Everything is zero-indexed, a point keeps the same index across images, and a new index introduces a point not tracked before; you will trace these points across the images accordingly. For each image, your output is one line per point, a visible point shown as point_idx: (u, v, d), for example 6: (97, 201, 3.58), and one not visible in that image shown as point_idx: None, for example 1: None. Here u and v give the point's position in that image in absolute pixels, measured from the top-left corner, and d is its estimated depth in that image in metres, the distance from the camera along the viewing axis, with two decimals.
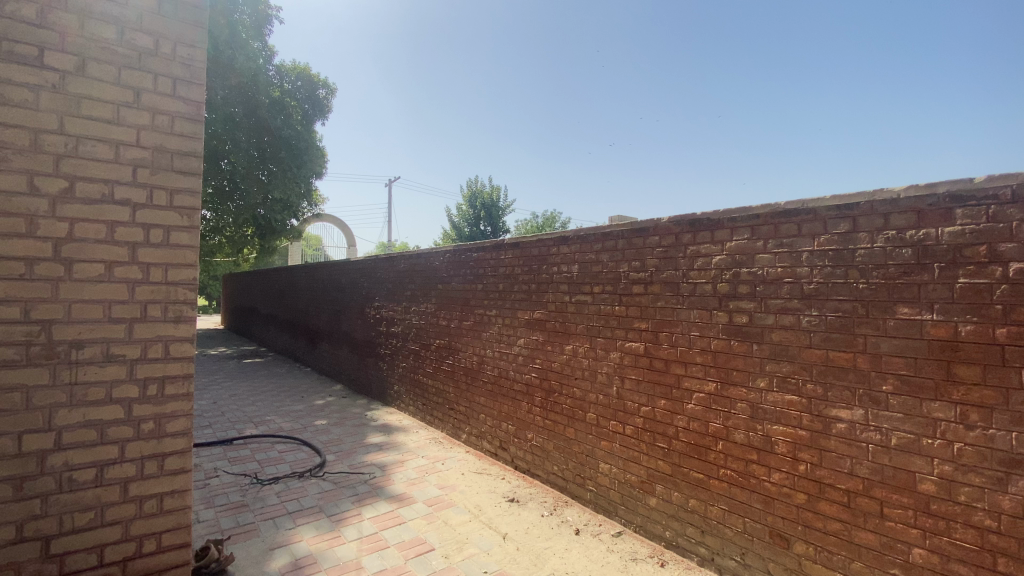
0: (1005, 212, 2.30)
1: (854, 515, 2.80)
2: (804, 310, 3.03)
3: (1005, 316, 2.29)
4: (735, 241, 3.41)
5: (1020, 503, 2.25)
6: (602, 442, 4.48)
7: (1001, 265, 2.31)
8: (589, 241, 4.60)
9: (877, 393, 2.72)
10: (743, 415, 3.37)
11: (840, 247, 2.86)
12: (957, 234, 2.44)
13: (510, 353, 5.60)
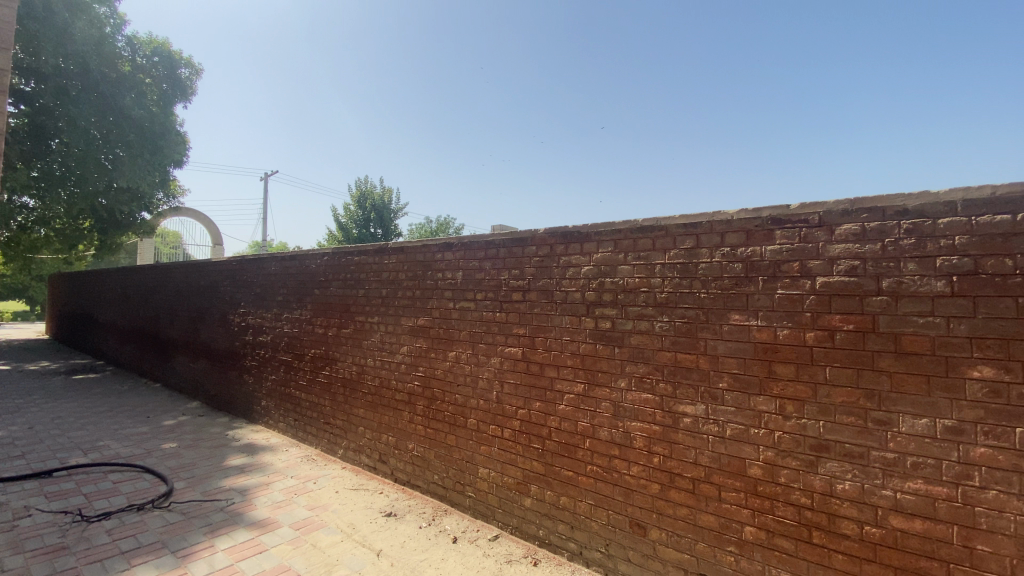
0: (813, 234, 2.74)
1: (698, 500, 3.14)
2: (657, 316, 3.35)
3: (811, 322, 2.73)
4: (601, 253, 3.67)
5: (822, 480, 2.68)
6: (481, 447, 4.52)
7: (809, 279, 2.75)
8: (471, 248, 4.65)
9: (715, 389, 3.08)
10: (607, 414, 3.61)
11: (686, 261, 3.21)
12: (777, 252, 2.86)
13: (391, 362, 5.44)
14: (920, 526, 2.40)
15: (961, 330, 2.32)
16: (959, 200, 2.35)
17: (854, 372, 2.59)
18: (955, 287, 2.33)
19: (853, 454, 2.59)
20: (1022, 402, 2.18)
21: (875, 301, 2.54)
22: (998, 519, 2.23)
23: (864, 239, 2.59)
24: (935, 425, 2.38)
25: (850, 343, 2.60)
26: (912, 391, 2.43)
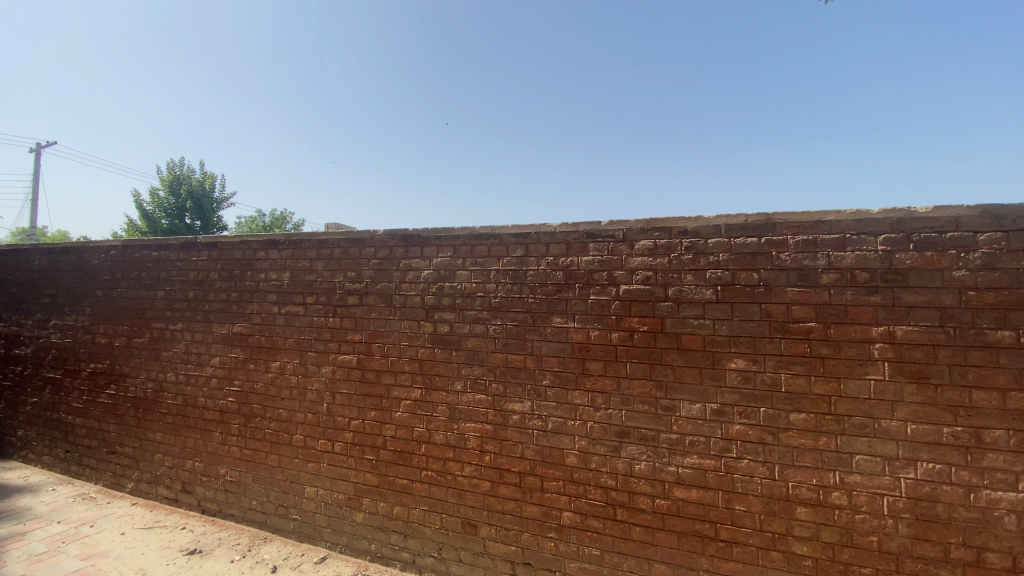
0: (619, 248, 3.12)
1: (524, 493, 3.34)
2: (491, 320, 3.48)
3: (618, 324, 3.10)
4: (440, 257, 3.69)
5: (625, 463, 3.05)
6: (308, 464, 4.19)
7: (615, 286, 3.11)
8: (301, 248, 4.31)
9: (539, 387, 3.31)
10: (442, 417, 3.64)
11: (517, 268, 3.41)
12: (590, 262, 3.19)
13: (200, 375, 4.76)
14: (696, 494, 2.88)
15: (724, 330, 2.84)
16: (724, 224, 2.88)
17: (648, 366, 3.01)
18: (721, 294, 2.86)
19: (647, 437, 3.00)
20: (763, 386, 2.76)
21: (665, 305, 2.98)
22: (749, 482, 2.77)
23: (657, 253, 3.02)
24: (706, 408, 2.87)
25: (646, 341, 3.02)
26: (691, 381, 2.91)
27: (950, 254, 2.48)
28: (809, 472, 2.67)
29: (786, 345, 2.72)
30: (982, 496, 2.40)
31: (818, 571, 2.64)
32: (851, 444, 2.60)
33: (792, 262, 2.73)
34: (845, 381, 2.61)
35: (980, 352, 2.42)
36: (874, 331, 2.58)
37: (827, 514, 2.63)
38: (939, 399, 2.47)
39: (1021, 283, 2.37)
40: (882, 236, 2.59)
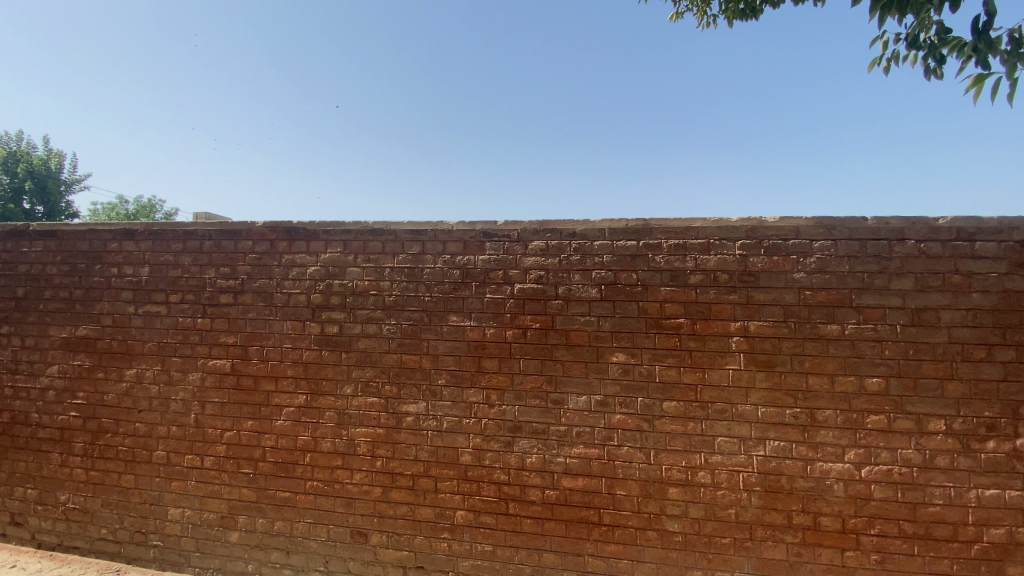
0: (513, 247, 3.19)
1: (417, 495, 3.28)
2: (384, 319, 3.38)
3: (511, 321, 3.17)
4: (328, 253, 3.51)
5: (517, 457, 3.13)
6: (173, 483, 3.76)
7: (510, 285, 3.18)
8: (166, 240, 3.85)
9: (434, 387, 3.27)
10: (330, 423, 3.46)
11: (412, 266, 3.34)
12: (486, 260, 3.23)
13: (32, 388, 4.06)
14: (582, 483, 3.03)
15: (608, 326, 3.03)
16: (609, 228, 3.07)
17: (540, 362, 3.11)
18: (605, 293, 3.04)
19: (538, 431, 3.11)
20: (641, 378, 2.98)
21: (555, 303, 3.10)
22: (628, 467, 2.98)
23: (549, 253, 3.14)
24: (592, 400, 3.04)
25: (538, 338, 3.12)
26: (577, 375, 3.06)
27: (792, 258, 2.87)
28: (680, 455, 2.93)
29: (660, 339, 2.97)
30: (816, 467, 2.81)
31: (687, 545, 2.91)
32: (714, 428, 2.90)
33: (666, 263, 2.98)
34: (710, 370, 2.91)
35: (815, 343, 2.83)
36: (732, 326, 2.90)
37: (695, 493, 2.91)
38: (784, 385, 2.85)
39: (844, 284, 2.82)
40: (739, 242, 2.92)
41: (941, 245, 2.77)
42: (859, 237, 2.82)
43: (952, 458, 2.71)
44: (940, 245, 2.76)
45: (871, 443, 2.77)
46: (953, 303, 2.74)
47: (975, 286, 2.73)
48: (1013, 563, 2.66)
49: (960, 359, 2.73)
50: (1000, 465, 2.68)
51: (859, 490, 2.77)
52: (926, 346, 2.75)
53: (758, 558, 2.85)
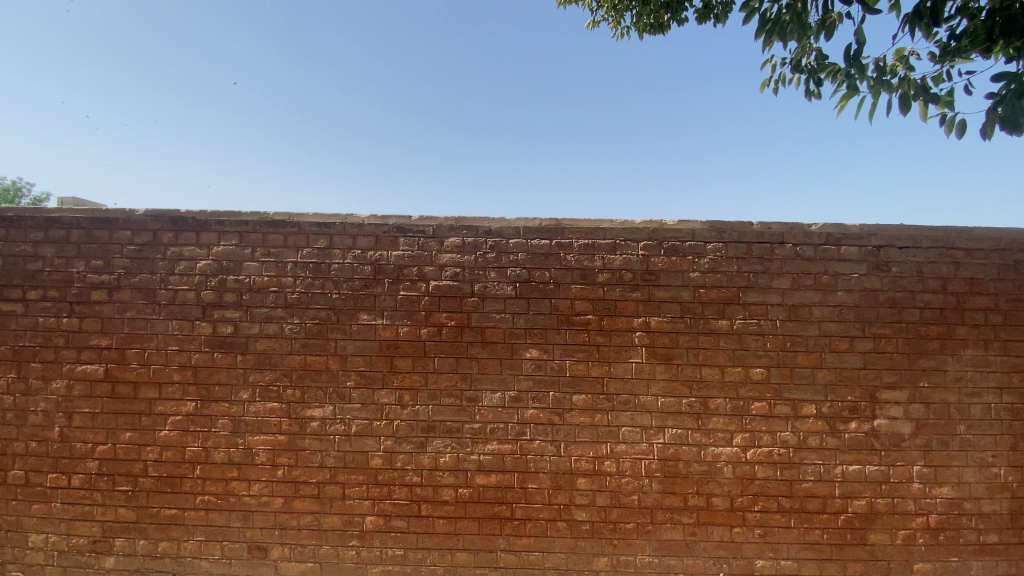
0: (428, 243, 3.12)
1: (323, 503, 3.10)
2: (286, 318, 3.16)
3: (424, 319, 3.09)
4: (222, 246, 3.21)
5: (430, 458, 3.07)
6: (28, 507, 3.25)
7: (424, 282, 3.11)
8: (19, 227, 3.31)
9: (342, 389, 3.11)
10: (224, 431, 3.17)
11: (318, 261, 3.15)
12: (399, 256, 3.13)
13: None
14: (495, 480, 3.04)
15: (522, 323, 3.06)
16: (522, 226, 3.10)
17: (454, 361, 3.07)
18: (519, 290, 3.07)
19: (452, 430, 3.07)
20: (552, 373, 3.04)
21: (470, 301, 3.08)
22: (540, 461, 3.03)
23: (464, 250, 3.11)
24: (505, 397, 3.05)
25: (452, 336, 3.08)
26: (491, 372, 3.06)
27: (688, 259, 3.08)
28: (588, 447, 3.03)
29: (570, 335, 3.05)
30: (708, 451, 3.04)
31: (595, 533, 3.02)
32: (620, 419, 3.03)
33: (577, 262, 3.07)
34: (615, 364, 3.04)
35: (708, 337, 3.06)
36: (636, 321, 3.06)
37: (602, 482, 3.02)
38: (682, 376, 3.04)
39: (733, 283, 3.08)
40: (643, 243, 3.08)
41: (813, 249, 3.11)
42: (747, 240, 3.09)
43: (821, 438, 3.06)
44: (812, 249, 3.10)
45: (755, 427, 3.05)
46: (822, 300, 3.09)
47: (840, 285, 3.09)
48: (867, 527, 3.05)
49: (827, 350, 3.08)
50: (858, 443, 3.07)
51: (745, 471, 3.04)
52: (800, 339, 3.08)
53: (659, 540, 3.02)
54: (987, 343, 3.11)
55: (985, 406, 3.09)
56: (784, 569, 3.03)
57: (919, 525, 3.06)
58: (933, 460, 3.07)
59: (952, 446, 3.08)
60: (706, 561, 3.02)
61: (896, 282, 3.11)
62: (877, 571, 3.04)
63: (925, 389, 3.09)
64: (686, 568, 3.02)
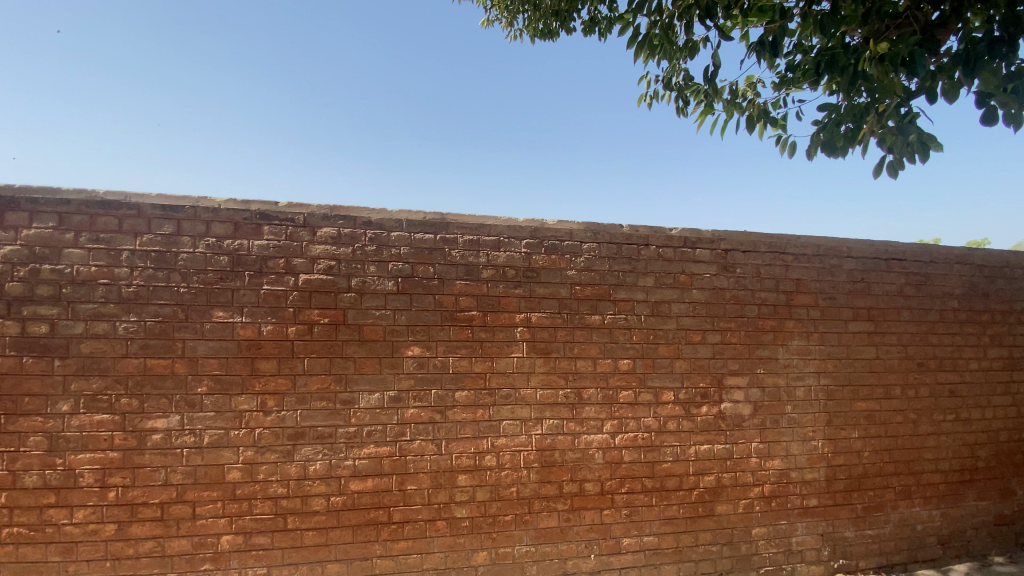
0: (298, 233, 2.85)
1: (168, 526, 2.70)
2: (121, 316, 2.68)
3: (294, 316, 2.83)
4: (33, 228, 2.62)
5: (298, 466, 2.82)
6: None
7: (293, 276, 2.84)
8: None
9: (192, 396, 2.73)
10: (36, 451, 2.60)
11: (162, 249, 2.73)
12: (263, 247, 2.82)
13: None
14: (371, 484, 2.89)
15: (402, 319, 2.93)
16: (405, 219, 2.97)
17: (326, 361, 2.85)
18: (400, 286, 2.94)
19: (323, 435, 2.85)
20: (434, 370, 2.96)
21: (346, 297, 2.88)
22: (420, 461, 2.94)
23: (339, 242, 2.89)
24: (384, 397, 2.90)
25: (324, 335, 2.85)
26: (369, 371, 2.89)
27: (566, 257, 3.19)
28: (469, 443, 3.00)
29: (454, 331, 2.99)
30: (582, 439, 3.18)
31: (474, 529, 3.01)
32: (500, 413, 3.05)
33: (461, 258, 3.02)
34: (497, 359, 3.05)
35: (583, 331, 3.20)
36: (517, 317, 3.09)
37: (482, 477, 3.02)
38: (559, 368, 3.15)
39: (606, 281, 3.25)
40: (525, 241, 3.12)
41: (674, 251, 3.40)
42: (619, 241, 3.29)
43: (678, 421, 3.36)
44: (673, 251, 3.39)
45: (623, 414, 3.26)
46: (680, 297, 3.39)
47: (695, 284, 3.42)
48: (715, 499, 3.43)
49: (684, 342, 3.40)
50: (709, 424, 3.42)
51: (614, 456, 3.23)
52: (662, 332, 3.35)
53: (536, 529, 3.09)
54: (808, 335, 3.65)
55: (805, 387, 3.62)
56: (647, 544, 3.28)
57: (755, 493, 3.51)
58: (766, 436, 3.54)
59: (780, 423, 3.57)
60: (579, 545, 3.16)
61: (740, 282, 3.52)
62: (722, 537, 3.43)
63: (761, 375, 3.54)
64: (561, 553, 3.13)
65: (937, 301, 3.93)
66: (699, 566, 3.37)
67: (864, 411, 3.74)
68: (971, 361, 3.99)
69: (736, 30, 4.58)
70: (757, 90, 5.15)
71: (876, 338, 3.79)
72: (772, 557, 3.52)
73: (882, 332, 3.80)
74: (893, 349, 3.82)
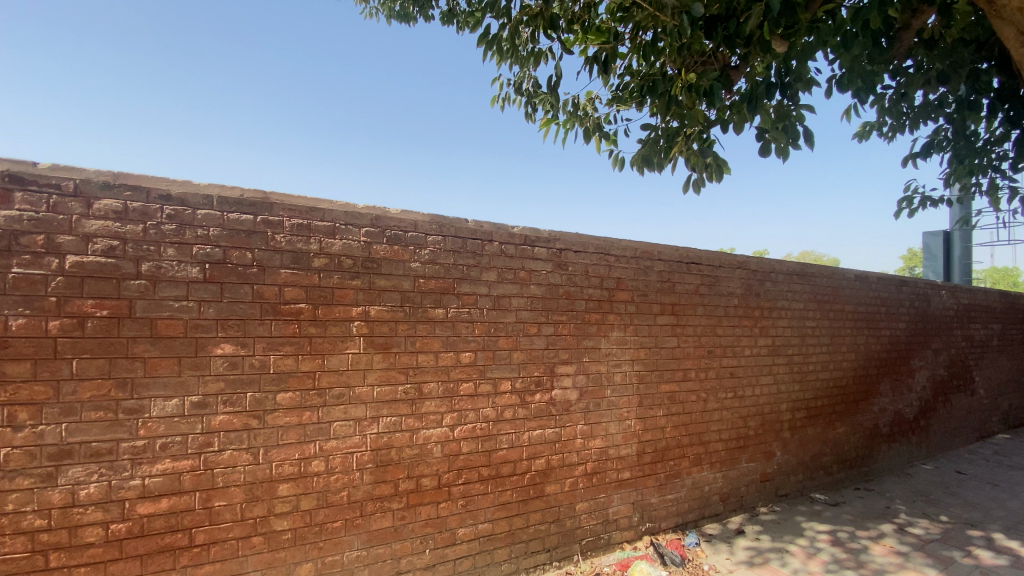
0: (67, 204, 2.28)
1: None
2: None
3: (58, 308, 2.26)
4: None
5: (63, 492, 2.27)
6: None
7: (58, 257, 2.26)
8: None
9: None
10: None
11: None
12: (12, 219, 2.19)
13: None
14: (167, 504, 2.46)
15: (211, 312, 2.54)
16: (217, 195, 2.57)
17: (105, 362, 2.34)
18: (209, 274, 2.54)
19: (100, 452, 2.34)
20: (251, 370, 2.63)
21: (134, 285, 2.40)
22: (231, 473, 2.59)
23: (127, 218, 2.39)
24: (184, 403, 2.49)
25: (102, 330, 2.33)
26: (165, 374, 2.45)
27: (409, 249, 3.07)
28: (292, 449, 2.73)
29: (278, 326, 2.69)
30: (420, 435, 3.11)
31: (297, 540, 2.75)
32: (331, 414, 2.83)
33: (287, 244, 2.71)
34: (329, 356, 2.81)
35: (425, 325, 3.12)
36: (353, 311, 2.88)
37: (307, 484, 2.77)
38: (398, 364, 3.02)
39: (450, 274, 3.21)
40: (364, 229, 2.92)
41: (515, 247, 3.50)
42: (463, 236, 3.27)
43: (513, 410, 3.49)
44: (514, 248, 3.49)
45: (463, 406, 3.27)
46: (520, 292, 3.51)
47: (533, 280, 3.57)
48: (545, 481, 3.63)
49: (522, 334, 3.53)
50: (541, 411, 3.61)
51: (452, 448, 3.23)
52: (501, 325, 3.43)
53: (368, 531, 2.94)
54: (626, 327, 4.06)
55: (623, 373, 4.04)
56: (482, 531, 3.35)
57: (580, 472, 3.80)
58: (590, 418, 3.86)
59: (602, 406, 3.92)
60: (414, 541, 3.09)
61: (572, 279, 3.77)
62: (551, 516, 3.65)
63: (587, 364, 3.85)
64: (394, 553, 3.03)
65: (722, 298, 4.68)
66: (529, 546, 3.55)
67: (667, 392, 4.29)
68: (745, 348, 4.83)
69: (577, 46, 4.93)
70: (595, 105, 5.61)
71: (678, 329, 4.37)
72: (593, 529, 3.86)
73: (682, 324, 4.40)
74: (690, 339, 4.45)
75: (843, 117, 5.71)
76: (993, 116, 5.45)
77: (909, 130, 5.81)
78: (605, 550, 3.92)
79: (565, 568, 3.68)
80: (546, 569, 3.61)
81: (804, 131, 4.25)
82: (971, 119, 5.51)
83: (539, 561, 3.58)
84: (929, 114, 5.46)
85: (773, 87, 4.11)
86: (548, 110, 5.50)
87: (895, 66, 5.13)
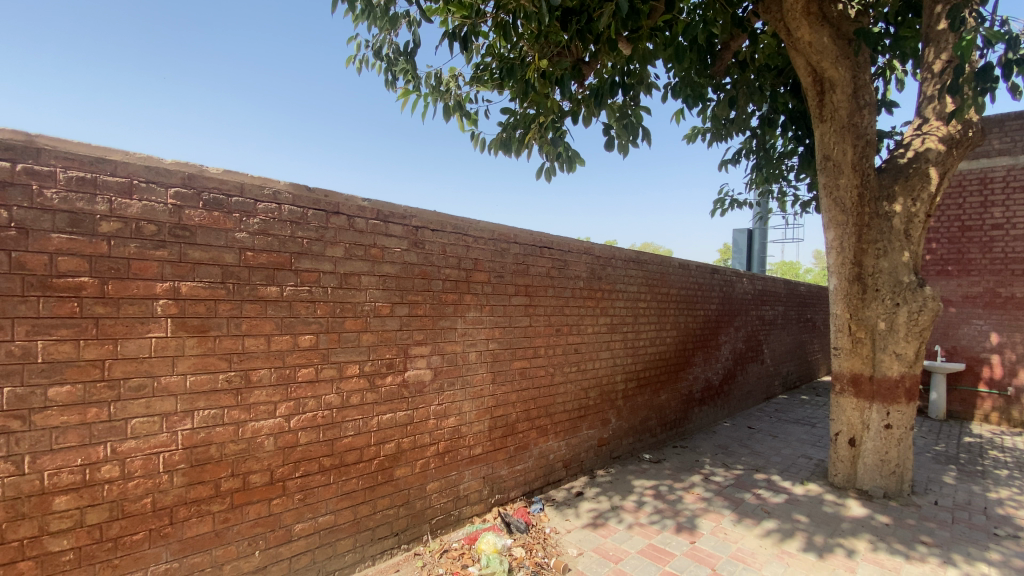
0: None
1: None
2: None
3: None
4: None
5: None
6: None
7: None
8: None
9: None
10: None
11: None
12: None
13: None
14: None
15: None
16: None
17: None
18: None
19: None
20: (8, 360, 2.08)
21: None
22: None
23: None
24: None
25: None
26: None
27: (234, 216, 2.68)
28: (73, 454, 2.24)
29: (49, 305, 2.16)
30: (247, 428, 2.78)
31: (83, 560, 2.28)
32: (127, 410, 2.37)
33: (63, 202, 2.18)
34: (123, 341, 2.35)
35: (254, 305, 2.77)
36: (158, 287, 2.44)
37: (95, 494, 2.30)
38: (217, 349, 2.64)
39: (286, 248, 2.89)
40: (172, 189, 2.48)
41: (365, 222, 3.27)
42: (303, 205, 2.96)
43: (361, 394, 3.30)
44: (364, 222, 3.26)
45: (300, 394, 3.00)
46: (370, 270, 3.30)
47: (386, 257, 3.38)
48: (395, 465, 3.52)
49: (372, 315, 3.33)
50: (392, 394, 3.48)
51: (288, 440, 2.95)
52: (349, 305, 3.20)
53: (180, 540, 2.56)
54: (481, 307, 4.08)
55: (477, 352, 4.06)
56: (323, 524, 3.14)
57: (431, 452, 3.76)
58: (443, 398, 3.82)
59: (456, 384, 3.91)
60: (241, 544, 2.78)
61: (428, 258, 3.66)
62: (399, 499, 3.56)
63: (442, 344, 3.79)
64: (215, 560, 2.69)
65: (570, 280, 4.96)
66: (376, 533, 3.42)
67: (518, 368, 4.44)
68: (588, 326, 5.19)
69: (438, 16, 4.75)
70: (458, 82, 5.50)
71: (530, 309, 4.52)
72: (443, 507, 3.86)
73: (534, 304, 4.56)
74: (541, 318, 4.64)
75: (677, 119, 6.45)
76: (785, 133, 6.51)
77: (725, 139, 6.70)
78: (455, 526, 3.96)
79: (414, 549, 3.64)
80: (393, 554, 3.52)
81: (642, 130, 4.68)
82: (769, 134, 6.52)
83: (386, 546, 3.48)
84: (739, 128, 6.34)
85: (618, 87, 4.42)
86: (408, 80, 5.25)
87: (716, 80, 5.85)
